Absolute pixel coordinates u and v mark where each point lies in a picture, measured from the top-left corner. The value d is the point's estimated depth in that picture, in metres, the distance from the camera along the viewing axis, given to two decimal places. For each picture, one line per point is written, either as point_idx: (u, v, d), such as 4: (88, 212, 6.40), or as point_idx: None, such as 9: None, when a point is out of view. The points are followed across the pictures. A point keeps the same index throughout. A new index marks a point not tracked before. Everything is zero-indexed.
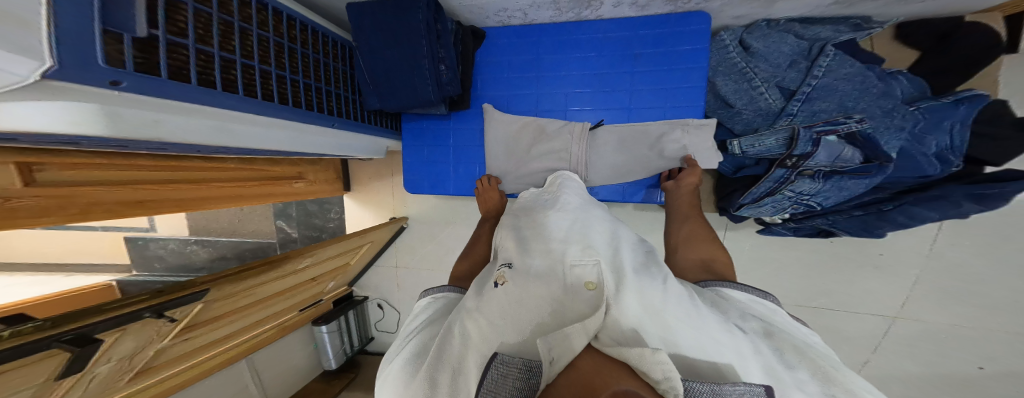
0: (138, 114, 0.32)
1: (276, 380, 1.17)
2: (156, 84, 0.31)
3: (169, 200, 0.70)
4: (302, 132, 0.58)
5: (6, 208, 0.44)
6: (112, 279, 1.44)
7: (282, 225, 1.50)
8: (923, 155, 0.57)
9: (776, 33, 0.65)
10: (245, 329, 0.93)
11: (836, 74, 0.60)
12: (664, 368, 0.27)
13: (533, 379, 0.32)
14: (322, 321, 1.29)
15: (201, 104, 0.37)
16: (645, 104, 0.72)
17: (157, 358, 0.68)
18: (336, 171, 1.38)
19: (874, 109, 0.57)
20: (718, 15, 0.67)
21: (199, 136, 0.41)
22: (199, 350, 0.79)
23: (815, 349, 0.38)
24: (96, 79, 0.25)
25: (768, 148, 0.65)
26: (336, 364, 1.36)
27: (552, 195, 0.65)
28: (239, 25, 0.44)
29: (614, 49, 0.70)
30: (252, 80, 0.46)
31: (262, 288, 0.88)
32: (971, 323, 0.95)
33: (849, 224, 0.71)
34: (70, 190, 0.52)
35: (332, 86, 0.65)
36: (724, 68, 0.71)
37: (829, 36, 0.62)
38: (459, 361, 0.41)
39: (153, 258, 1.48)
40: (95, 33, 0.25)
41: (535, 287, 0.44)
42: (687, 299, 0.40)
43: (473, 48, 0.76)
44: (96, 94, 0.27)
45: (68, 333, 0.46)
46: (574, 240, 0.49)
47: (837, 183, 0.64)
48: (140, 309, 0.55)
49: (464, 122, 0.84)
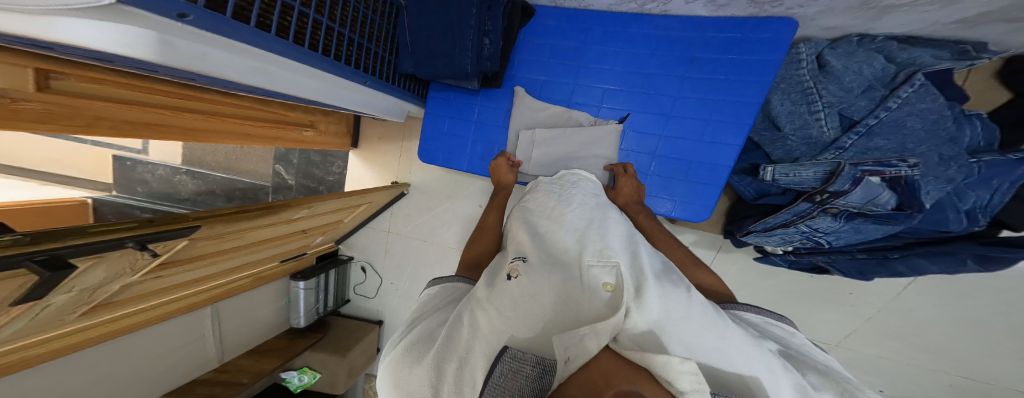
0: (188, 46, 0.29)
1: (238, 331, 1.12)
2: (215, 22, 0.30)
3: (175, 127, 0.67)
4: (334, 86, 0.54)
5: (11, 110, 0.43)
6: (87, 196, 1.36)
7: (279, 170, 1.47)
8: (957, 210, 0.60)
9: (863, 52, 0.62)
10: (218, 275, 0.90)
11: (912, 108, 0.58)
12: (694, 379, 0.24)
13: (547, 378, 0.30)
14: (301, 276, 1.28)
15: (248, 45, 0.35)
16: (685, 113, 0.69)
17: (118, 294, 0.64)
18: (346, 125, 1.33)
19: (932, 154, 0.57)
20: (807, 23, 0.62)
21: (241, 76, 0.37)
22: (154, 293, 0.74)
23: (838, 374, 0.35)
24: (163, 8, 0.24)
25: (802, 179, 0.65)
26: (305, 322, 1.34)
27: (563, 190, 0.64)
28: None
29: (670, 50, 0.67)
30: (304, 28, 0.44)
31: (252, 232, 0.86)
32: (907, 366, 1.04)
33: (848, 265, 0.75)
34: (78, 102, 0.50)
35: (371, 43, 0.61)
36: (789, 84, 0.69)
37: (926, 61, 0.59)
38: (466, 351, 0.39)
39: (136, 182, 1.42)
40: None
41: (549, 281, 0.42)
42: (711, 311, 0.38)
43: (519, 25, 0.72)
44: (162, 25, 0.25)
45: (41, 253, 0.42)
46: (591, 240, 0.48)
47: (857, 224, 0.66)
48: (125, 238, 0.53)
49: (492, 100, 0.80)
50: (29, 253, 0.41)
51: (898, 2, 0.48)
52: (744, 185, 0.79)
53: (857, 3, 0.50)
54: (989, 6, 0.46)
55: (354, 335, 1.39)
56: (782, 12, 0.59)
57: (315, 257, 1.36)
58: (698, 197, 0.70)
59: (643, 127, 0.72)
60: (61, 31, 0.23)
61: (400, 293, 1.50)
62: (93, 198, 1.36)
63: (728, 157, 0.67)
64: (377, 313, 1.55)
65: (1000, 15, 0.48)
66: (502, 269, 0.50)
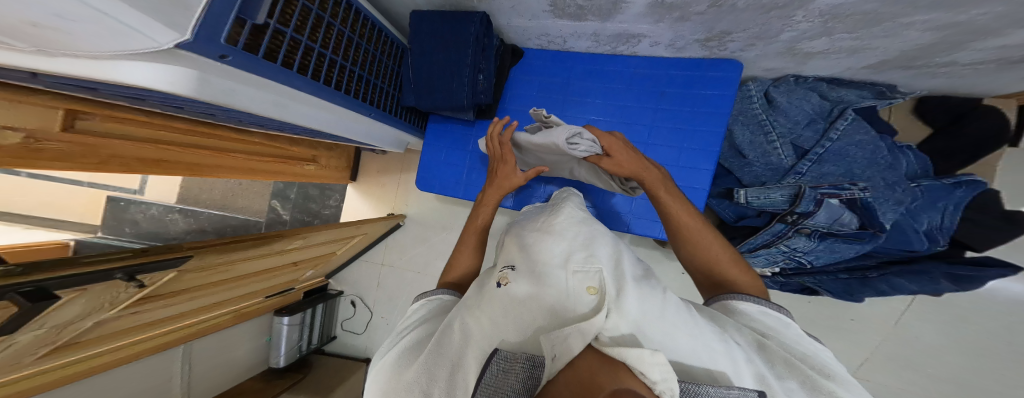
0: (221, 82, 0.33)
1: (211, 371, 1.03)
2: (252, 63, 0.36)
3: (181, 163, 0.70)
4: (342, 118, 0.58)
5: (31, 149, 0.45)
6: (72, 237, 1.33)
7: (275, 205, 1.49)
8: (916, 232, 0.65)
9: (801, 90, 0.70)
10: (199, 311, 0.87)
11: (851, 139, 0.66)
12: (664, 370, 0.26)
13: (536, 372, 0.32)
14: (287, 311, 1.23)
15: (269, 79, 0.40)
16: (661, 142, 0.74)
17: (86, 332, 0.60)
18: (346, 159, 1.39)
19: (878, 179, 0.63)
20: (749, 66, 0.70)
21: (261, 109, 0.41)
22: (135, 330, 0.72)
23: (814, 361, 0.38)
24: (205, 50, 0.29)
25: (772, 202, 0.69)
26: (284, 362, 1.27)
27: (553, 208, 0.68)
28: (328, 20, 0.50)
29: (640, 85, 0.75)
30: (321, 66, 0.51)
31: (242, 264, 0.85)
32: (918, 391, 1.01)
33: (834, 285, 0.77)
34: (98, 141, 0.52)
35: (376, 78, 0.67)
36: (745, 117, 0.76)
37: (852, 100, 0.68)
38: (460, 356, 0.42)
39: (126, 222, 1.40)
40: (227, 18, 0.30)
41: (535, 290, 0.42)
42: (683, 310, 0.40)
43: (510, 64, 0.80)
44: (204, 64, 0.30)
45: (26, 286, 0.42)
46: (578, 248, 0.48)
47: (830, 244, 0.70)
48: (113, 269, 0.53)
49: (486, 131, 0.86)
50: (15, 286, 0.40)
51: (814, 50, 0.58)
52: (723, 208, 0.81)
53: (784, 50, 0.60)
54: (885, 55, 0.55)
55: (337, 376, 1.29)
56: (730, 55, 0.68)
57: (303, 291, 1.34)
58: None
59: None
60: (117, 72, 0.27)
61: (391, 328, 1.44)
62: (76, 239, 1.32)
63: (702, 180, 0.71)
64: (365, 350, 1.47)
65: (897, 63, 0.57)
66: (492, 278, 0.52)
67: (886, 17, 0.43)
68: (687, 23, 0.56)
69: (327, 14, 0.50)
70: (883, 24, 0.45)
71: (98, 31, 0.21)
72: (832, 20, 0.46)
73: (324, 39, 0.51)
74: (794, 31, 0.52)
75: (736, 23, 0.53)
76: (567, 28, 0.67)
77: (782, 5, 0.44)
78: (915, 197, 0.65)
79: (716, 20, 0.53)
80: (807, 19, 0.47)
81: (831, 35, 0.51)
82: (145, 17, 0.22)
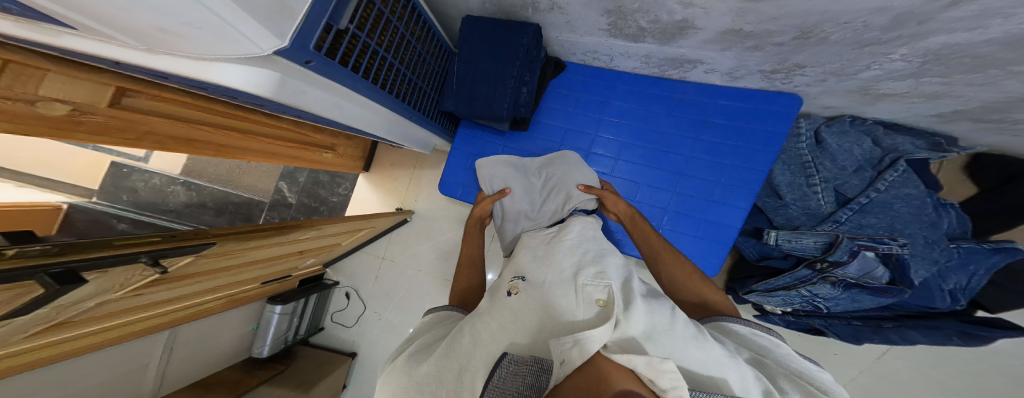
0: (295, 82, 0.36)
1: (185, 361, 0.97)
2: (332, 69, 0.38)
3: (213, 144, 0.67)
4: (386, 119, 0.59)
5: (74, 122, 0.44)
6: (64, 200, 1.25)
7: (281, 187, 1.46)
8: (940, 289, 0.70)
9: (854, 133, 0.70)
10: (194, 295, 0.83)
11: (897, 192, 0.66)
12: (674, 379, 0.25)
13: (542, 377, 0.31)
14: (280, 299, 1.19)
15: (338, 85, 0.43)
16: (697, 174, 0.73)
17: (88, 312, 0.57)
18: (362, 149, 1.37)
19: (918, 236, 0.64)
20: (810, 101, 0.70)
21: (322, 108, 0.44)
22: (128, 311, 0.68)
23: (810, 378, 0.35)
24: (297, 55, 0.32)
25: (804, 247, 0.71)
26: (269, 352, 1.21)
27: (562, 226, 0.65)
28: (392, 21, 0.51)
29: (685, 113, 0.74)
30: (381, 67, 0.52)
31: (255, 251, 0.83)
32: None
33: (843, 330, 0.80)
34: (142, 118, 0.52)
35: (420, 79, 0.66)
36: (790, 155, 0.76)
37: (906, 150, 0.67)
38: (466, 359, 0.40)
39: (124, 189, 1.36)
40: (318, 25, 0.34)
41: (546, 295, 0.44)
42: (692, 327, 0.39)
43: (550, 77, 0.79)
44: (290, 67, 0.33)
45: (55, 266, 0.39)
46: (590, 263, 0.50)
47: (855, 294, 0.70)
48: (138, 252, 0.50)
49: (518, 142, 0.85)
50: (43, 266, 0.38)
51: (891, 92, 0.57)
52: (748, 246, 0.82)
53: (857, 88, 0.59)
54: (965, 105, 0.55)
55: (320, 370, 1.22)
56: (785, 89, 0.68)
57: (299, 279, 1.30)
58: (709, 255, 0.72)
59: (656, 183, 0.76)
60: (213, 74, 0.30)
61: (383, 324, 1.41)
62: (70, 202, 1.25)
63: (737, 216, 0.71)
64: (352, 344, 1.42)
65: (972, 114, 0.57)
66: (501, 287, 0.52)
67: (996, 62, 0.42)
68: (758, 53, 0.55)
69: (386, 9, 0.48)
70: (986, 71, 0.45)
71: (210, 34, 0.24)
72: (933, 61, 0.45)
73: (381, 37, 0.50)
74: (880, 69, 0.51)
75: (816, 56, 0.52)
76: (619, 47, 0.67)
77: (885, 41, 0.43)
78: (951, 258, 0.68)
79: (794, 52, 0.52)
80: (903, 58, 0.47)
81: (919, 78, 0.51)
82: (255, 22, 0.25)
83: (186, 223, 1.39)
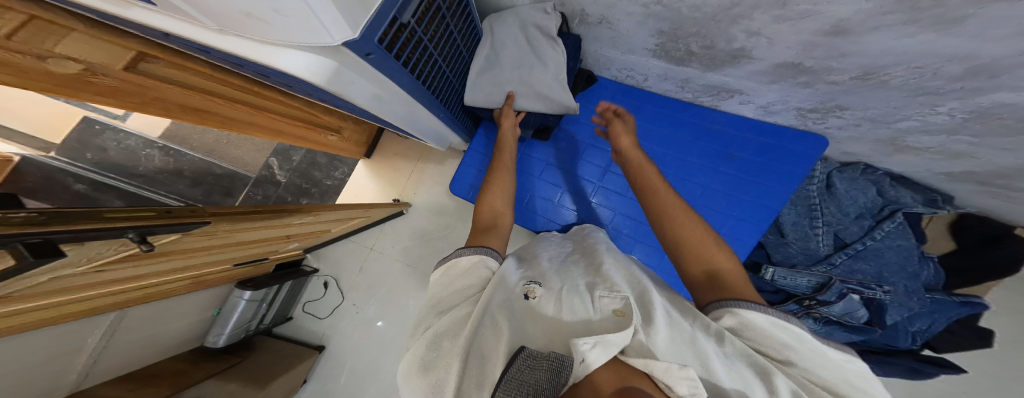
0: (349, 75, 0.35)
1: (130, 344, 0.87)
2: (386, 63, 0.38)
3: (219, 116, 0.61)
4: (413, 114, 0.58)
5: (86, 82, 0.40)
6: (16, 152, 1.17)
7: (272, 163, 1.38)
8: (906, 331, 0.77)
9: (862, 181, 0.76)
10: (156, 274, 0.76)
11: (890, 242, 0.72)
12: (692, 385, 0.27)
13: (563, 372, 0.28)
14: (252, 285, 1.11)
15: (384, 78, 0.41)
16: (710, 205, 0.76)
17: (38, 286, 0.50)
18: (366, 135, 1.33)
19: (901, 285, 0.70)
20: (833, 146, 0.76)
21: (364, 100, 0.42)
22: (75, 287, 0.59)
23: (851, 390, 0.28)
24: (361, 47, 0.31)
25: (797, 284, 0.76)
26: (225, 343, 1.11)
27: (576, 245, 0.62)
28: (444, 13, 0.50)
29: (710, 142, 0.77)
30: (426, 62, 0.51)
31: (241, 233, 0.78)
32: None
33: None
34: (156, 83, 0.49)
35: (450, 74, 0.65)
36: (800, 195, 0.80)
37: (907, 202, 0.74)
38: (489, 346, 0.34)
39: (92, 148, 1.24)
40: (386, 17, 0.32)
41: (569, 304, 0.39)
42: (702, 330, 0.36)
43: (580, 90, 0.80)
44: (349, 58, 0.32)
45: (34, 235, 0.34)
46: (597, 277, 0.45)
47: (833, 330, 0.76)
48: (126, 226, 0.46)
49: (537, 152, 0.84)
50: (21, 235, 0.33)
51: (917, 145, 0.62)
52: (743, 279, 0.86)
53: (886, 138, 0.64)
54: (978, 166, 0.60)
55: (283, 363, 1.15)
56: (807, 131, 0.72)
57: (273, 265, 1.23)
58: None
59: None
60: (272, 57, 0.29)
61: (361, 317, 1.36)
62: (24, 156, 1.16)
63: (743, 248, 0.74)
64: (321, 337, 1.36)
65: (979, 176, 0.63)
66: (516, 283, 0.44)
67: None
68: (806, 89, 0.58)
69: (445, 6, 0.49)
70: (1019, 137, 0.48)
71: (294, 21, 0.22)
72: (975, 119, 0.48)
73: (433, 31, 0.49)
74: (919, 121, 0.54)
75: (864, 100, 0.55)
76: (658, 68, 0.69)
77: (942, 92, 0.45)
78: (925, 306, 0.74)
79: (844, 93, 0.55)
80: (948, 112, 0.49)
81: (953, 135, 0.54)
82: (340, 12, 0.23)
83: (155, 191, 1.27)
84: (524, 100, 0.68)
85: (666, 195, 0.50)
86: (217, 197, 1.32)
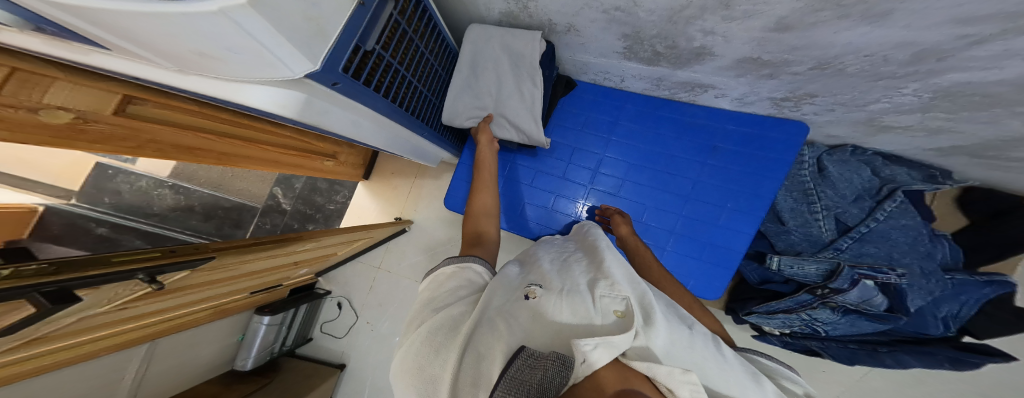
0: (320, 103, 0.37)
1: (168, 371, 0.88)
2: (356, 90, 0.39)
3: (214, 152, 0.65)
4: (397, 136, 0.60)
5: (78, 130, 0.44)
6: (40, 202, 1.21)
7: (276, 192, 1.41)
8: (934, 316, 0.72)
9: (855, 162, 0.73)
10: (178, 307, 0.77)
11: (894, 223, 0.69)
12: (693, 389, 0.26)
13: (564, 372, 0.27)
14: (269, 310, 1.13)
15: (359, 104, 0.43)
16: (704, 198, 0.74)
17: (68, 326, 0.51)
18: (362, 158, 1.35)
19: (916, 267, 0.66)
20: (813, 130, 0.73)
21: (338, 125, 0.44)
22: (111, 324, 0.61)
23: None
24: (325, 77, 0.32)
25: (806, 273, 0.72)
26: (253, 364, 1.13)
27: (578, 240, 0.58)
28: (411, 35, 0.51)
29: (695, 136, 0.76)
30: (400, 83, 0.53)
31: (249, 264, 0.79)
32: None
33: (838, 352, 0.76)
34: (152, 127, 0.52)
35: (429, 90, 0.67)
36: (795, 180, 0.78)
37: (904, 180, 0.71)
38: (486, 346, 0.32)
39: (108, 191, 1.29)
40: (348, 44, 0.34)
41: (569, 304, 0.34)
42: (710, 345, 0.35)
43: (561, 95, 0.81)
44: (316, 88, 0.33)
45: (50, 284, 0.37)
46: (599, 273, 0.40)
47: (853, 319, 0.72)
48: (136, 269, 0.48)
49: (524, 159, 0.84)
50: (39, 283, 0.36)
51: (897, 124, 0.60)
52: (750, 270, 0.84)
53: (864, 119, 0.62)
54: (964, 142, 0.58)
55: (307, 382, 1.13)
56: (794, 117, 0.70)
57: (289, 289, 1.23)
58: (711, 279, 0.73)
59: (659, 206, 0.77)
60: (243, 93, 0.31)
61: (375, 335, 1.35)
62: (47, 205, 1.21)
63: (739, 240, 0.72)
64: (341, 355, 1.35)
65: (969, 150, 0.60)
66: (518, 287, 0.41)
67: (1002, 102, 0.44)
68: (772, 81, 0.57)
69: (411, 29, 0.51)
70: (991, 110, 0.46)
71: (247, 57, 0.23)
72: (942, 97, 0.47)
73: (402, 53, 0.51)
74: (889, 103, 0.53)
75: (830, 87, 0.54)
76: (633, 69, 0.69)
77: (900, 75, 0.45)
78: (946, 288, 0.70)
79: (808, 82, 0.54)
80: (913, 93, 0.48)
81: (926, 112, 0.53)
82: (292, 48, 0.24)
83: (169, 228, 1.33)
84: (501, 131, 0.72)
85: (657, 270, 0.61)
86: (227, 229, 1.37)
